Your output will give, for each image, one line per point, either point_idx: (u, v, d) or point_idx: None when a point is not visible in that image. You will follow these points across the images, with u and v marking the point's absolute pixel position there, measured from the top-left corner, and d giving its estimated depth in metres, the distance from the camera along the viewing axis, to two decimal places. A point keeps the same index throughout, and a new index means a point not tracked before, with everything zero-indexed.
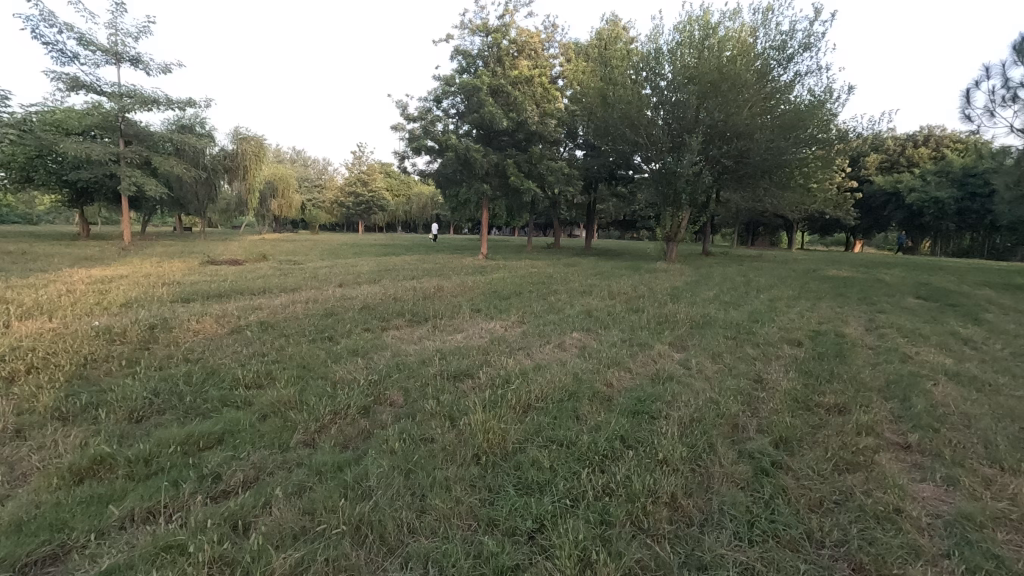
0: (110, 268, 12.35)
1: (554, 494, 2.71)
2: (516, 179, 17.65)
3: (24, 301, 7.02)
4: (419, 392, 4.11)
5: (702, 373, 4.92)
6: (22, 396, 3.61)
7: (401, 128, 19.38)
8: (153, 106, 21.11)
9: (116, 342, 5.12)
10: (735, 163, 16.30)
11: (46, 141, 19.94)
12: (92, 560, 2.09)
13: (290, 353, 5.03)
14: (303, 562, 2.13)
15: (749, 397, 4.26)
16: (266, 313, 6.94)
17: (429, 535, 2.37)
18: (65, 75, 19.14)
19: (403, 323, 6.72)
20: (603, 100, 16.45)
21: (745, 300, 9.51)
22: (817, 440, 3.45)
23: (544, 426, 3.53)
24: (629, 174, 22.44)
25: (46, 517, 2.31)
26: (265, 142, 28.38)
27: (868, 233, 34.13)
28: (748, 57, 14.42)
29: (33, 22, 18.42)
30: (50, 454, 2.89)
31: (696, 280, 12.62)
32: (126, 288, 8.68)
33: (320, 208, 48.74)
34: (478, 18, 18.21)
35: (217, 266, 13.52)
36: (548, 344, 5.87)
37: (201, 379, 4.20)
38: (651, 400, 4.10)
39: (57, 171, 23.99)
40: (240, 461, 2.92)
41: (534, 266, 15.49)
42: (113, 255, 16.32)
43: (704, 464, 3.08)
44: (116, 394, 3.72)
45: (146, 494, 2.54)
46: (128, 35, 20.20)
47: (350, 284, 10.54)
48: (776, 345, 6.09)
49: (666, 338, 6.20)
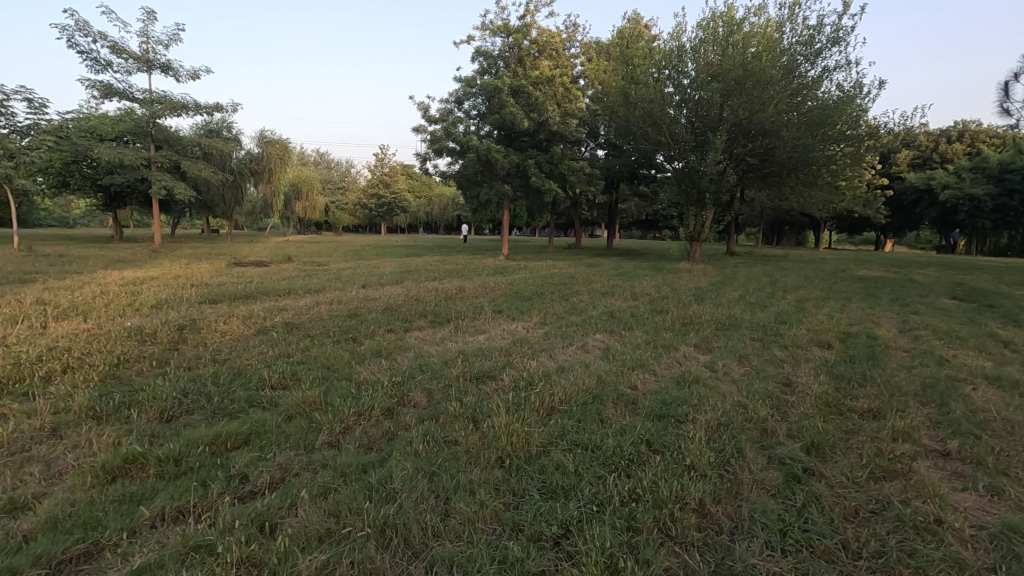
0: (142, 270, 12.73)
1: (579, 499, 2.67)
2: (537, 180, 17.59)
3: (61, 301, 7.26)
4: (442, 393, 4.12)
5: (729, 376, 4.83)
6: (59, 396, 3.72)
7: (422, 129, 19.55)
8: (182, 111, 21.66)
9: (148, 342, 5.25)
10: (760, 161, 16.02)
11: (81, 147, 20.59)
12: (124, 559, 2.13)
13: (315, 353, 5.10)
14: (328, 564, 2.13)
15: (778, 400, 4.16)
16: (291, 314, 7.06)
17: (453, 539, 2.36)
18: (99, 82, 19.72)
19: (426, 324, 6.78)
20: (624, 99, 16.28)
21: (772, 301, 9.33)
22: (851, 447, 3.35)
23: (569, 429, 3.49)
24: (651, 174, 22.27)
25: (80, 515, 2.36)
26: (289, 145, 28.88)
27: (899, 232, 33.25)
28: (774, 52, 14.17)
29: (68, 31, 19.02)
30: (85, 453, 2.96)
31: (720, 280, 12.46)
32: (157, 289, 8.93)
33: (343, 209, 49.40)
34: (500, 18, 18.28)
35: (244, 267, 13.81)
36: (570, 346, 5.83)
37: (229, 379, 4.27)
38: (676, 403, 4.03)
39: (92, 176, 24.75)
40: (266, 462, 2.95)
41: (556, 266, 15.46)
42: (144, 257, 16.82)
43: (733, 470, 3.01)
44: (146, 394, 3.79)
45: (176, 493, 2.58)
46: (158, 43, 20.73)
47: (374, 285, 10.67)
48: (804, 347, 5.95)
49: (691, 340, 6.12)
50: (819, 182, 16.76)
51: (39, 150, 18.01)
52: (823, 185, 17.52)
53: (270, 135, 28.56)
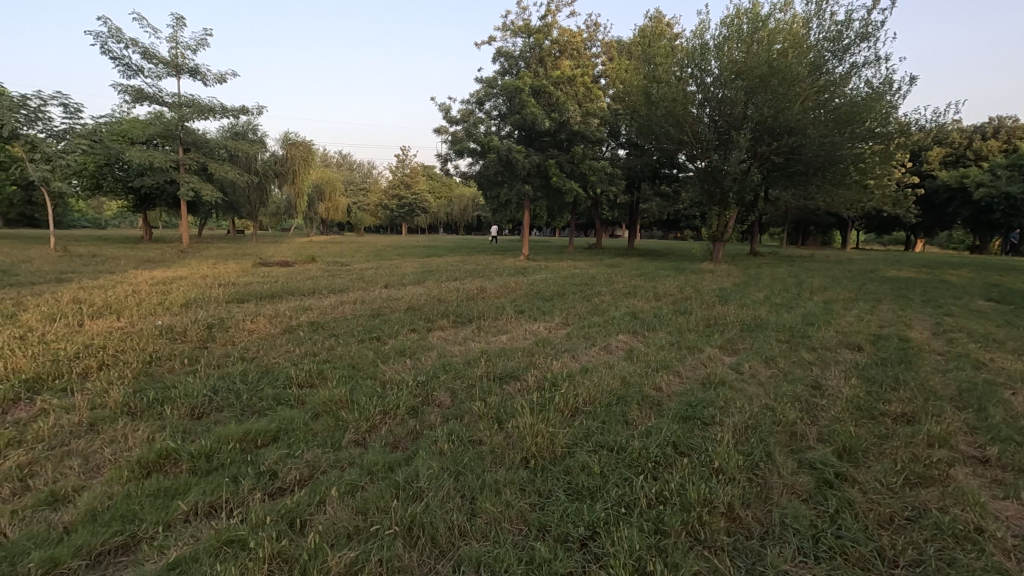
0: (171, 270, 13.04)
1: (605, 500, 2.65)
2: (557, 180, 17.56)
3: (94, 301, 7.43)
4: (466, 393, 4.14)
5: (755, 378, 4.74)
6: (96, 392, 3.83)
7: (443, 130, 19.69)
8: (209, 114, 22.17)
9: (178, 341, 5.36)
10: (785, 160, 15.73)
11: (114, 150, 21.22)
12: (160, 552, 2.18)
13: (340, 353, 5.14)
14: (357, 561, 2.15)
15: (807, 403, 4.08)
16: (316, 313, 7.14)
17: (480, 539, 2.36)
18: (131, 87, 20.28)
19: (448, 324, 6.81)
20: (646, 99, 16.15)
21: (798, 302, 9.15)
22: (884, 452, 3.26)
23: (593, 431, 3.47)
24: (673, 173, 22.04)
25: (117, 509, 2.42)
26: (313, 147, 29.25)
27: (930, 232, 32.35)
28: (800, 49, 13.95)
29: (102, 38, 19.62)
30: (122, 447, 3.04)
31: (744, 280, 12.33)
32: (186, 289, 9.12)
33: (365, 210, 49.89)
34: (521, 19, 18.32)
35: (270, 266, 14.04)
36: (594, 346, 5.79)
37: (256, 378, 4.32)
38: (702, 405, 3.97)
39: (124, 178, 25.43)
40: (295, 459, 2.99)
41: (577, 267, 15.40)
42: (171, 258, 17.26)
43: (763, 474, 2.96)
44: (178, 391, 3.88)
45: (208, 489, 2.63)
46: (187, 48, 21.21)
47: (396, 285, 10.76)
48: (833, 350, 5.82)
49: (717, 341, 6.02)
50: (847, 182, 16.36)
51: (73, 154, 18.64)
52: (851, 185, 17.15)
53: (294, 137, 29.03)
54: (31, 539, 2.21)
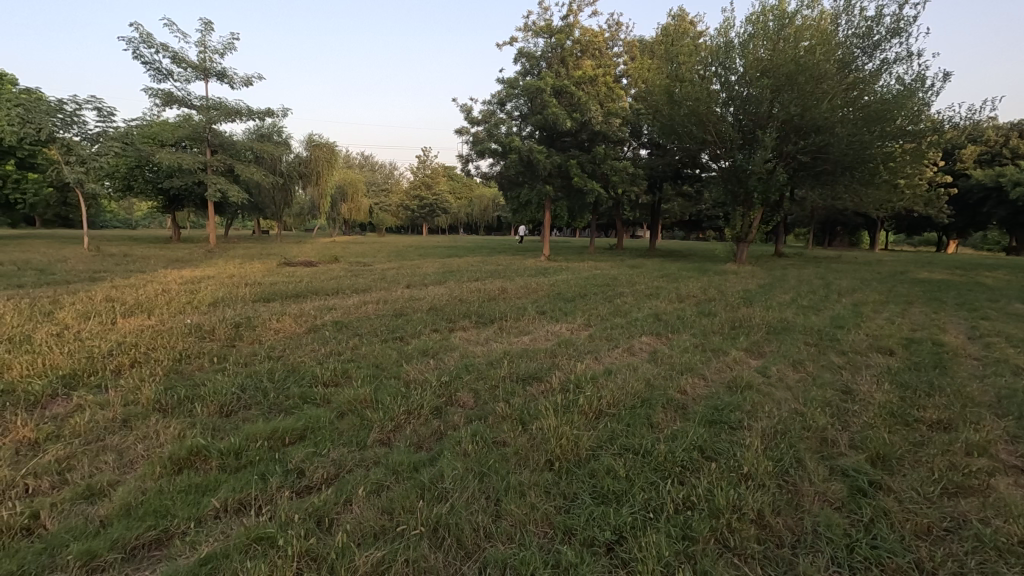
0: (199, 270, 13.31)
1: (632, 504, 2.62)
2: (579, 180, 17.50)
3: (124, 300, 7.58)
4: (489, 394, 4.13)
5: (783, 382, 4.64)
6: (129, 388, 3.93)
7: (464, 131, 19.75)
8: (236, 116, 22.65)
9: (207, 340, 5.46)
10: (812, 159, 15.41)
11: (145, 152, 21.78)
12: (192, 547, 2.21)
13: (363, 352, 5.18)
14: (384, 562, 2.16)
15: (838, 409, 3.98)
16: (340, 313, 7.22)
17: (505, 541, 2.35)
18: (161, 91, 20.79)
19: (470, 324, 6.80)
20: (669, 99, 16.02)
21: (826, 304, 8.95)
22: (920, 459, 3.17)
23: (618, 433, 3.44)
24: (695, 173, 21.77)
25: (150, 504, 2.48)
26: (336, 148, 29.60)
27: (963, 232, 31.43)
28: (828, 46, 13.68)
29: (134, 43, 20.13)
30: (154, 443, 3.11)
31: (769, 281, 12.16)
32: (213, 288, 9.27)
33: (386, 210, 50.31)
34: (543, 19, 18.29)
35: (294, 266, 14.26)
36: (616, 349, 5.72)
37: (282, 376, 4.39)
38: (728, 409, 3.91)
39: (154, 180, 26.05)
40: (322, 458, 3.02)
41: (599, 268, 15.32)
42: (198, 257, 17.59)
43: (794, 480, 2.90)
44: (206, 389, 3.96)
45: (237, 485, 2.67)
46: (215, 52, 21.66)
47: (418, 285, 10.81)
48: (863, 354, 5.67)
49: (742, 344, 5.91)
50: (876, 182, 15.95)
51: (107, 156, 19.21)
52: (881, 184, 16.72)
53: (318, 139, 29.40)
54: (68, 532, 2.27)
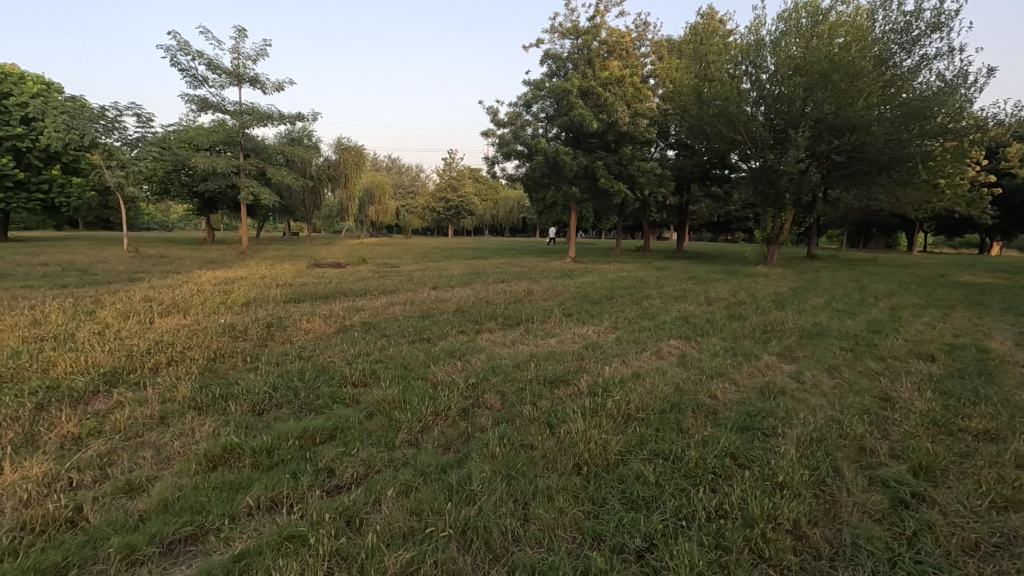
0: (233, 270, 13.65)
1: (662, 511, 2.57)
2: (605, 182, 17.39)
3: (161, 300, 7.81)
4: (516, 397, 4.11)
5: (817, 388, 4.51)
6: (166, 386, 4.04)
7: (491, 133, 19.82)
8: (268, 121, 23.19)
9: (240, 339, 5.58)
10: (847, 159, 15.00)
11: (181, 156, 22.46)
12: (226, 544, 2.25)
13: (392, 353, 5.23)
14: (413, 563, 2.16)
15: (876, 417, 3.85)
16: (368, 314, 7.29)
17: (534, 545, 2.34)
18: (197, 97, 21.42)
19: (496, 327, 6.79)
20: (698, 99, 15.81)
21: (862, 308, 8.66)
22: (966, 471, 3.03)
23: (647, 438, 3.39)
24: (724, 174, 21.38)
25: (186, 500, 2.54)
26: (364, 151, 30.00)
27: (1008, 233, 30.07)
28: (864, 42, 13.31)
29: (172, 51, 20.83)
30: (190, 440, 3.18)
31: (801, 284, 11.86)
32: (245, 289, 9.48)
33: (412, 213, 50.72)
34: (569, 20, 18.25)
35: (323, 268, 14.49)
36: (644, 352, 5.66)
37: (313, 376, 4.47)
38: (761, 415, 3.82)
39: (189, 183, 26.83)
40: (351, 457, 3.05)
41: (626, 270, 15.20)
42: (231, 259, 18.01)
43: (830, 490, 2.81)
44: (240, 388, 4.04)
45: (270, 484, 2.71)
46: (248, 58, 22.22)
47: (444, 287, 10.88)
48: (902, 360, 5.47)
49: (774, 348, 5.77)
50: (916, 182, 15.41)
51: (145, 161, 19.86)
52: (920, 185, 16.14)
53: (347, 143, 29.86)
54: (110, 525, 2.33)
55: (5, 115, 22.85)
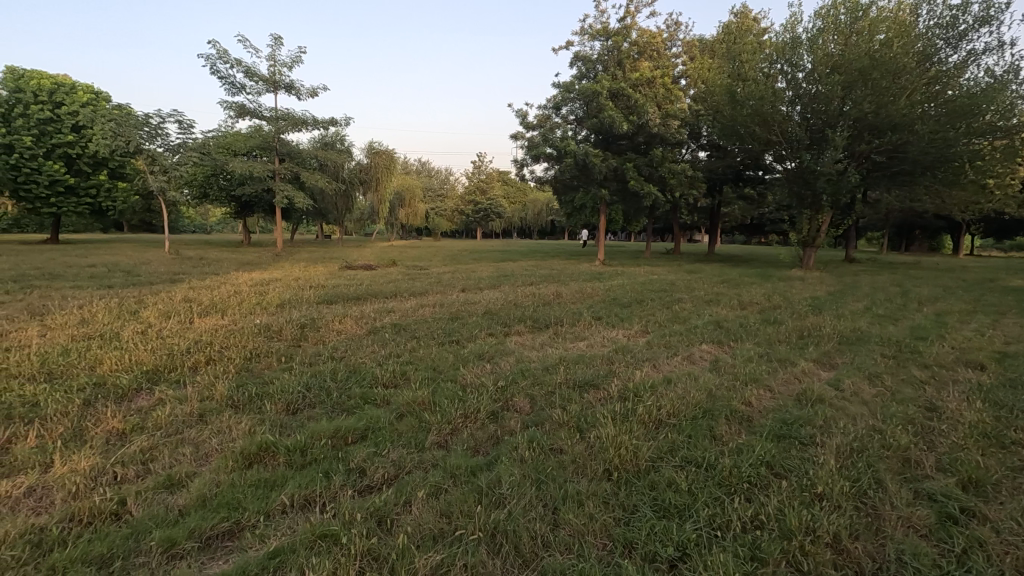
0: (268, 271, 14.02)
1: (696, 520, 2.52)
2: (635, 184, 17.23)
3: (201, 300, 8.08)
4: (545, 401, 4.09)
5: (857, 396, 4.35)
6: (204, 384, 4.17)
7: (520, 136, 19.87)
8: (303, 126, 23.76)
9: (275, 339, 5.72)
10: (888, 159, 14.50)
11: (220, 161, 23.19)
12: (261, 540, 2.30)
13: (422, 354, 5.28)
14: (443, 565, 2.17)
15: (921, 427, 3.69)
16: (398, 316, 7.38)
17: (563, 551, 2.31)
18: (235, 104, 22.08)
19: (525, 329, 6.79)
20: (730, 99, 15.53)
21: (906, 314, 8.32)
22: (1020, 487, 2.88)
23: (679, 445, 3.33)
24: (758, 175, 20.92)
25: (224, 496, 2.60)
26: (395, 155, 30.40)
27: None
28: (907, 38, 12.87)
29: (212, 59, 21.54)
30: (227, 438, 3.27)
31: (839, 288, 11.51)
32: (280, 290, 9.70)
33: (442, 215, 51.13)
34: (599, 22, 18.18)
35: (355, 270, 14.73)
36: (675, 356, 5.57)
37: (345, 376, 4.54)
38: (798, 423, 3.71)
39: (227, 188, 27.68)
40: (382, 458, 3.09)
41: (656, 272, 15.01)
42: (267, 261, 18.50)
43: (872, 502, 2.71)
44: (275, 387, 4.14)
45: (303, 482, 2.77)
46: (284, 65, 22.82)
47: (473, 289, 10.93)
48: (949, 368, 5.24)
49: (811, 355, 5.60)
50: (962, 183, 14.79)
51: (186, 166, 20.57)
52: (968, 185, 15.46)
53: (378, 146, 30.31)
54: (151, 519, 2.41)
55: (58, 123, 24.05)
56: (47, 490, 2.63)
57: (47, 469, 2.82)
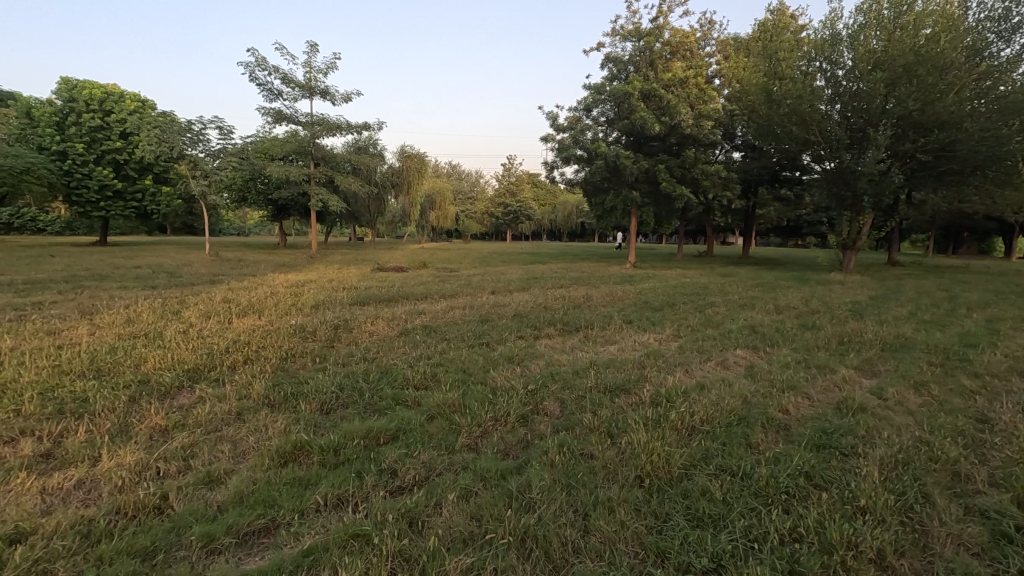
0: (303, 273, 14.34)
1: (731, 531, 2.46)
2: (667, 186, 16.99)
3: (239, 300, 8.32)
4: (576, 405, 4.05)
5: (902, 406, 4.18)
6: (242, 383, 4.29)
7: (550, 138, 19.85)
8: (337, 130, 24.25)
9: (309, 340, 5.84)
10: (934, 158, 13.92)
11: (257, 166, 23.87)
12: (296, 538, 2.35)
13: (452, 357, 5.31)
14: (473, 568, 2.17)
15: (972, 440, 3.51)
16: (429, 318, 7.45)
17: (595, 559, 2.28)
18: (272, 110, 22.70)
19: (555, 332, 6.76)
20: (766, 98, 15.17)
21: (954, 320, 7.95)
22: None
23: (713, 452, 3.25)
24: (795, 176, 20.37)
25: (260, 494, 2.66)
26: (426, 158, 30.70)
27: None
28: (955, 32, 12.36)
29: (251, 67, 22.21)
30: (263, 436, 3.35)
31: (881, 293, 11.10)
32: (315, 291, 9.93)
33: (472, 218, 50.74)
34: (631, 22, 18.03)
35: (386, 272, 14.94)
36: (709, 361, 5.46)
37: (377, 377, 4.60)
38: (838, 433, 3.58)
39: (264, 191, 28.44)
40: (413, 459, 3.11)
41: (688, 275, 14.77)
42: (301, 263, 18.94)
43: (919, 517, 2.59)
44: (309, 387, 4.22)
45: (336, 481, 2.81)
46: (319, 71, 23.34)
47: (502, 292, 10.96)
48: (1002, 377, 4.98)
49: (852, 362, 5.41)
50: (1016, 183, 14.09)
51: (226, 170, 21.23)
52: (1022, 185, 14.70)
53: (410, 150, 30.66)
54: (191, 514, 2.48)
55: (107, 130, 25.19)
56: (94, 484, 2.74)
57: (95, 463, 2.94)
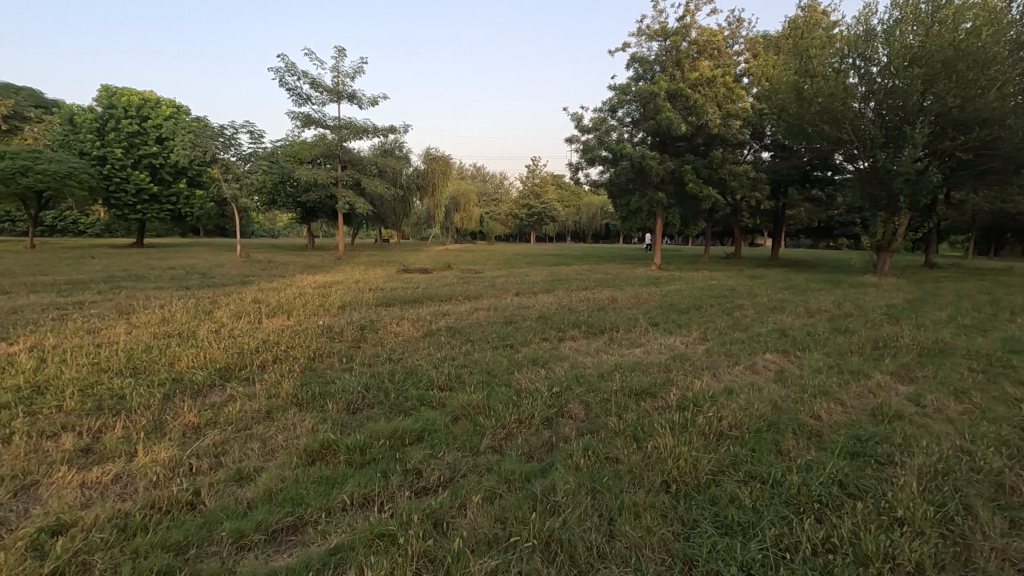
0: (331, 275, 14.57)
1: (761, 539, 2.40)
2: (693, 186, 16.76)
3: (269, 301, 8.49)
4: (601, 408, 4.01)
5: (941, 414, 4.02)
6: (271, 382, 4.37)
7: (575, 139, 19.77)
8: (364, 134, 24.58)
9: (336, 340, 5.92)
10: (975, 156, 13.43)
11: (287, 169, 24.37)
12: (322, 536, 2.38)
13: (476, 358, 5.32)
14: (498, 571, 2.16)
15: (1017, 450, 3.36)
16: (453, 319, 7.49)
17: (620, 564, 2.25)
18: (301, 114, 23.15)
19: (579, 334, 6.72)
20: (797, 96, 14.84)
21: (996, 325, 7.64)
22: None
23: (742, 459, 3.19)
24: (827, 175, 19.89)
25: (288, 491, 2.71)
26: (451, 160, 30.85)
27: None
28: (997, 26, 11.92)
29: (280, 73, 22.71)
30: (292, 434, 3.41)
31: (918, 296, 10.75)
32: (342, 293, 10.08)
33: (496, 219, 49.64)
34: (657, 22, 17.84)
35: (411, 274, 15.08)
36: (737, 365, 5.36)
37: (402, 378, 4.64)
38: (873, 441, 3.47)
39: (293, 194, 28.99)
40: (438, 460, 3.12)
41: (715, 278, 14.56)
42: (329, 264, 19.25)
43: (961, 530, 2.49)
44: (336, 387, 4.28)
45: (362, 481, 2.84)
46: (347, 76, 23.72)
47: (527, 293, 10.95)
48: None
49: (888, 367, 5.24)
50: None
51: (256, 173, 21.71)
52: None
53: (435, 152, 30.87)
54: (222, 510, 2.53)
55: (144, 136, 26.04)
56: (131, 479, 2.82)
57: (131, 458, 3.02)
